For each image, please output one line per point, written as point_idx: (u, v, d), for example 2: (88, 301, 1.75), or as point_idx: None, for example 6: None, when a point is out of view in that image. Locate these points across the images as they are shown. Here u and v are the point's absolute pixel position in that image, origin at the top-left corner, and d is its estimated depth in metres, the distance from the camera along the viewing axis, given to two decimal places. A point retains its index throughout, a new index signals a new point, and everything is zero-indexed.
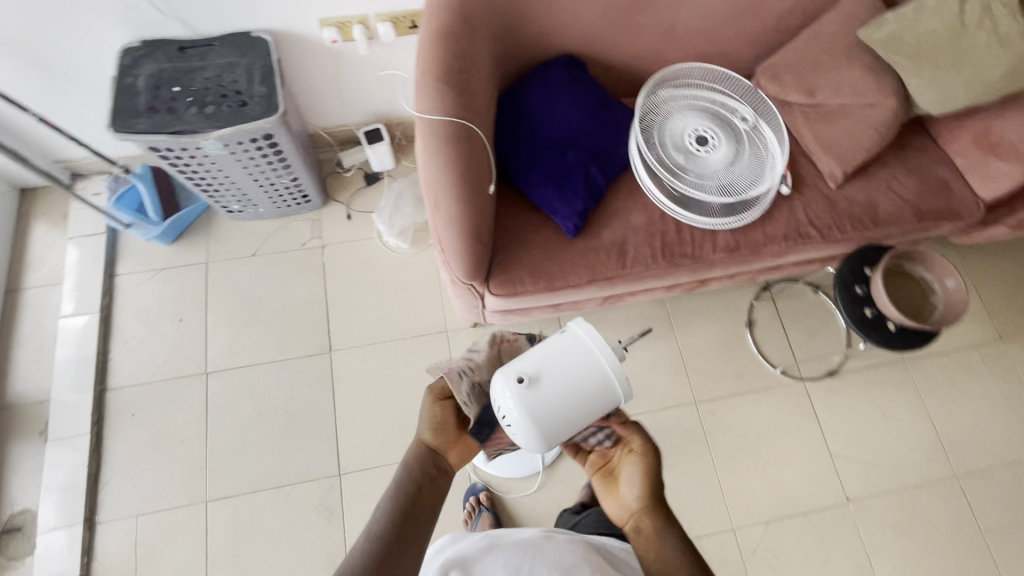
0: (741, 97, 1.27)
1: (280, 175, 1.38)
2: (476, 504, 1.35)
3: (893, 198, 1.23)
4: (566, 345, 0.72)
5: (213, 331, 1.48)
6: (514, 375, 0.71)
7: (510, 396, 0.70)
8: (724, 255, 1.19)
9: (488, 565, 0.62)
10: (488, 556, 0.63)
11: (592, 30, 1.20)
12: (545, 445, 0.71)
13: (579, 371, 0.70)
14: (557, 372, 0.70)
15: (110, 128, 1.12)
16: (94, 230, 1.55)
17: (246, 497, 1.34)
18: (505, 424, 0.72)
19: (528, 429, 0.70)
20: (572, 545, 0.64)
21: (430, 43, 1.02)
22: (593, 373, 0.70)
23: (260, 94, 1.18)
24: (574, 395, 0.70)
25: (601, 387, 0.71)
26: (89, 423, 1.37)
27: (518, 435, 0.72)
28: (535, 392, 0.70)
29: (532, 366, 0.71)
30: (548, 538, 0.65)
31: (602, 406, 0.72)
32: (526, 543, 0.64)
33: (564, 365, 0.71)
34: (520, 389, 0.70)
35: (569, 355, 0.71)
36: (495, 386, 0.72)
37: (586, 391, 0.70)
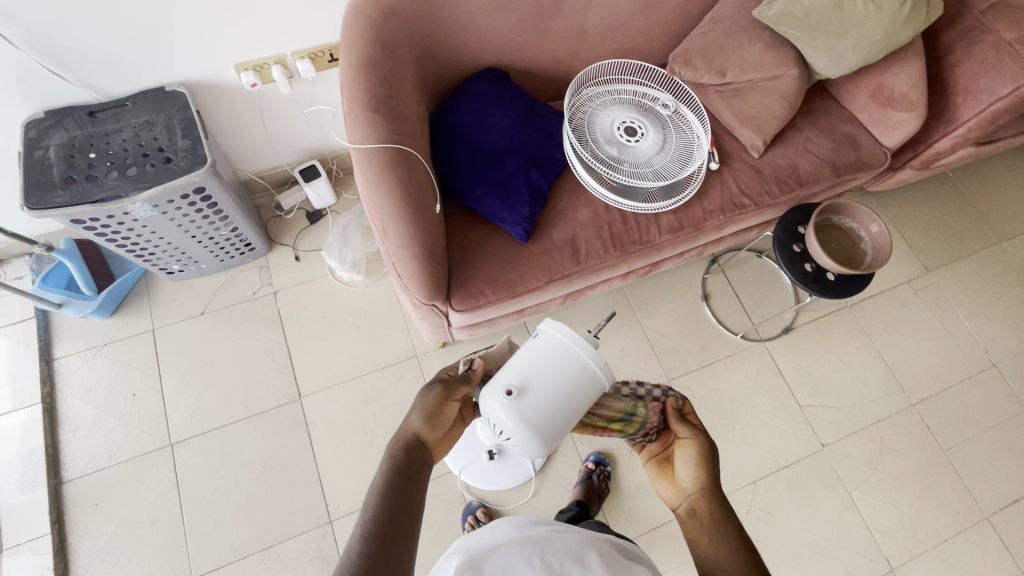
0: (658, 86, 1.34)
1: (219, 227, 1.34)
2: (475, 522, 1.32)
3: (810, 159, 1.33)
4: (544, 347, 0.74)
5: (172, 399, 1.41)
6: (501, 389, 0.71)
7: (503, 411, 0.70)
8: (670, 235, 1.25)
9: (497, 561, 0.58)
10: (495, 553, 0.60)
11: (509, 41, 1.23)
12: (549, 447, 0.72)
13: (563, 369, 0.72)
14: (541, 374, 0.72)
15: (25, 206, 1.06)
16: (22, 316, 1.45)
17: (234, 565, 1.28)
18: (504, 437, 0.72)
19: (527, 436, 0.71)
20: (579, 537, 0.62)
21: (353, 73, 1.02)
22: (576, 366, 0.73)
23: (184, 148, 1.15)
24: (564, 393, 0.71)
25: (587, 377, 0.73)
26: (48, 523, 1.27)
27: (519, 446, 0.73)
28: (528, 401, 0.71)
29: (515, 377, 0.72)
30: (559, 532, 0.63)
31: (590, 395, 0.74)
32: (534, 537, 0.62)
33: (548, 366, 0.72)
34: (511, 400, 0.70)
35: (550, 357, 0.73)
36: (485, 403, 0.72)
37: (573, 386, 0.72)
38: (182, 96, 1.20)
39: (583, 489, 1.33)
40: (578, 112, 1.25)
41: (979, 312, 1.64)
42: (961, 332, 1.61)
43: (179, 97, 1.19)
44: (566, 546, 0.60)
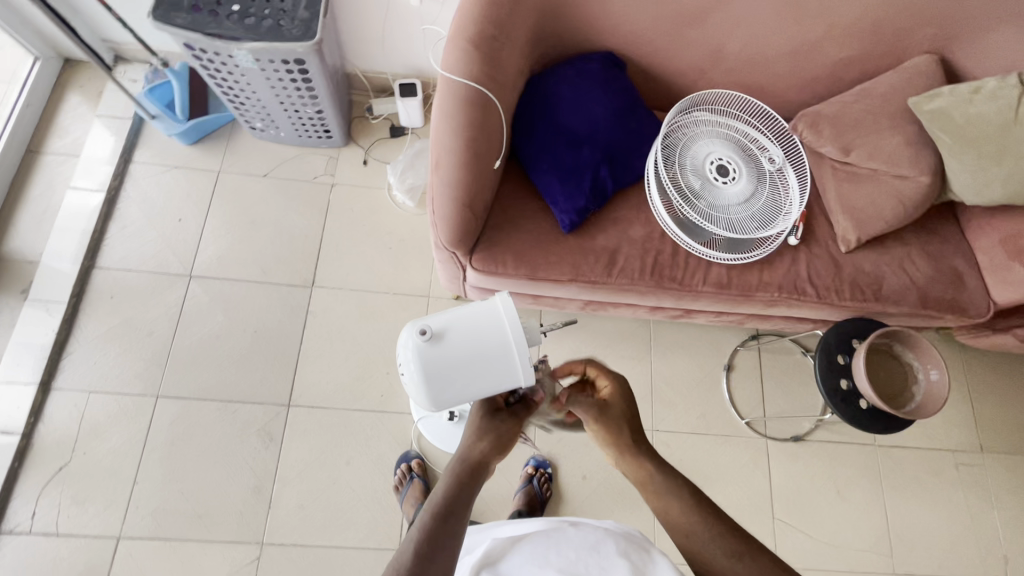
0: (773, 137, 1.23)
1: (305, 105, 1.40)
2: (408, 471, 1.34)
3: (901, 277, 1.19)
4: (480, 311, 0.71)
5: (206, 238, 1.50)
6: (420, 326, 0.69)
7: (410, 345, 0.69)
8: (713, 289, 1.17)
9: (514, 563, 0.70)
10: (512, 556, 0.71)
11: (640, 34, 1.17)
12: (433, 404, 0.69)
13: (484, 340, 0.68)
14: (463, 332, 0.69)
15: (151, 15, 1.14)
16: (123, 114, 1.59)
17: (195, 402, 1.37)
18: (403, 375, 0.71)
19: (418, 381, 0.68)
20: (598, 526, 0.73)
21: (471, 4, 1.01)
22: (499, 344, 0.68)
23: (301, 17, 1.19)
24: (472, 361, 0.68)
25: (504, 362, 0.68)
26: (69, 294, 1.41)
27: (410, 387, 0.70)
28: (435, 348, 0.68)
29: (436, 321, 0.69)
30: (573, 527, 0.72)
31: (499, 384, 0.69)
32: (554, 529, 0.73)
33: (472, 330, 0.69)
34: (422, 341, 0.68)
35: (479, 322, 0.69)
36: (402, 333, 0.71)
37: (485, 362, 0.68)
38: None
39: (524, 496, 1.31)
40: (677, 130, 1.18)
41: (1018, 518, 1.44)
42: (987, 528, 1.43)
43: None
44: (583, 535, 0.70)
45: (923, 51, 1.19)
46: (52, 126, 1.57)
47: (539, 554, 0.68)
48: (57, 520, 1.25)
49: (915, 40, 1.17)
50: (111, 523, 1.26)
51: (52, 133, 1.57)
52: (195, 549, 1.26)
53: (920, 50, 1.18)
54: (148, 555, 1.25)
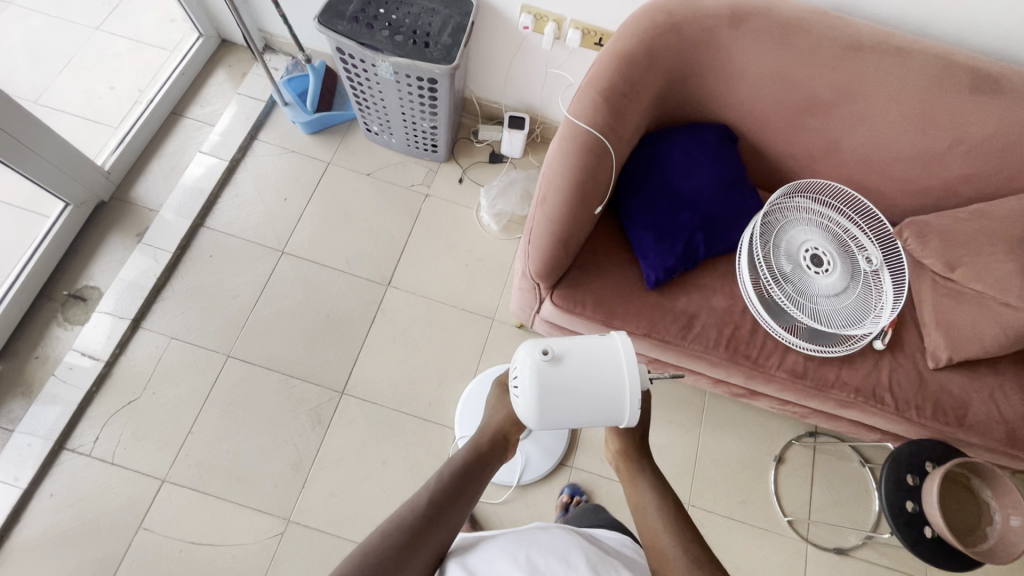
0: (875, 238, 1.21)
1: (424, 119, 1.49)
2: None
3: (989, 408, 1.14)
4: (600, 345, 0.72)
5: (304, 220, 1.61)
6: (541, 346, 0.71)
7: (529, 362, 0.71)
8: (786, 376, 1.16)
9: (483, 559, 0.70)
10: (483, 552, 0.72)
11: (758, 115, 1.20)
12: (538, 422, 0.71)
13: (600, 374, 0.70)
14: (580, 360, 0.71)
15: (317, 19, 1.27)
16: (258, 96, 1.75)
17: (259, 369, 1.44)
18: (514, 388, 0.73)
19: (530, 397, 0.70)
20: (575, 539, 0.71)
21: (607, 59, 1.07)
22: (613, 383, 0.70)
23: (444, 42, 1.29)
24: (584, 392, 0.70)
25: (614, 401, 0.70)
26: (176, 245, 1.53)
27: (518, 400, 0.73)
28: (553, 370, 0.70)
29: (557, 344, 0.72)
30: (547, 532, 0.73)
31: (604, 415, 0.71)
32: (530, 535, 0.73)
33: (591, 362, 0.71)
34: (541, 361, 0.70)
35: (599, 357, 0.71)
36: (521, 349, 0.73)
37: (595, 394, 0.70)
38: (470, 4, 1.33)
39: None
40: (778, 212, 1.19)
41: None
42: None
43: (467, 3, 1.33)
44: (556, 542, 0.70)
45: None
46: (197, 96, 1.75)
47: (509, 553, 0.68)
48: (115, 449, 1.33)
49: None
50: (159, 465, 1.33)
51: (196, 101, 1.74)
52: (227, 510, 1.31)
53: None
54: (185, 504, 1.30)
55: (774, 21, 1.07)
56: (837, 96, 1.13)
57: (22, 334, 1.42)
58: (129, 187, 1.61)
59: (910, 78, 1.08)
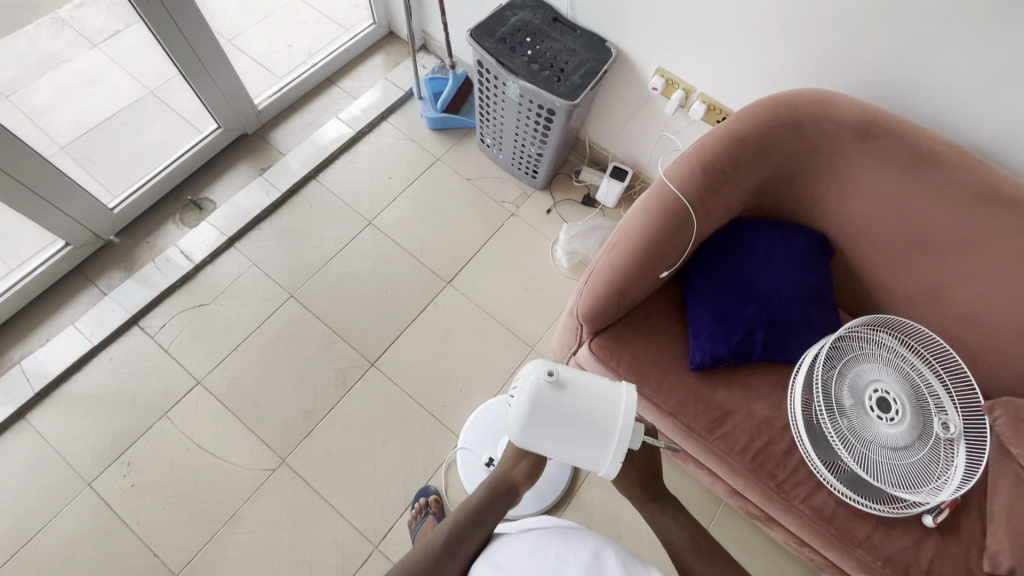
0: (960, 405, 1.08)
1: (533, 145, 1.57)
2: (423, 506, 1.32)
3: None
4: (604, 389, 0.77)
5: (398, 201, 1.73)
6: (549, 369, 0.76)
7: (533, 378, 0.76)
8: (809, 513, 1.06)
9: (513, 557, 0.80)
10: (511, 551, 0.82)
11: (863, 235, 1.14)
12: (520, 437, 0.76)
13: (594, 415, 0.74)
14: (580, 395, 0.75)
15: (470, 32, 1.39)
16: (401, 85, 1.93)
17: (312, 317, 1.55)
18: (512, 397, 0.78)
19: (523, 410, 0.75)
20: (605, 539, 0.81)
21: (720, 135, 1.07)
22: (603, 425, 0.74)
23: (573, 81, 1.36)
24: (573, 424, 0.74)
25: (598, 442, 0.74)
26: (287, 188, 1.71)
27: (511, 410, 0.77)
28: (553, 394, 0.75)
29: (565, 372, 0.76)
30: (574, 532, 0.83)
31: (585, 454, 0.75)
32: (561, 532, 0.83)
33: (588, 398, 0.75)
34: (544, 381, 0.75)
35: (598, 396, 0.76)
36: (531, 364, 0.78)
37: (583, 430, 0.74)
38: (609, 54, 1.40)
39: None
40: (855, 339, 1.10)
41: None
42: None
43: (607, 53, 1.40)
44: (585, 543, 0.80)
45: None
46: (352, 71, 1.97)
47: (538, 549, 0.79)
48: (173, 341, 1.49)
49: None
50: (201, 368, 1.46)
51: (350, 76, 1.95)
52: (237, 429, 1.40)
53: None
54: (207, 411, 1.42)
55: (907, 144, 1.02)
56: (957, 241, 1.04)
57: (144, 220, 1.65)
58: (271, 129, 1.83)
59: None
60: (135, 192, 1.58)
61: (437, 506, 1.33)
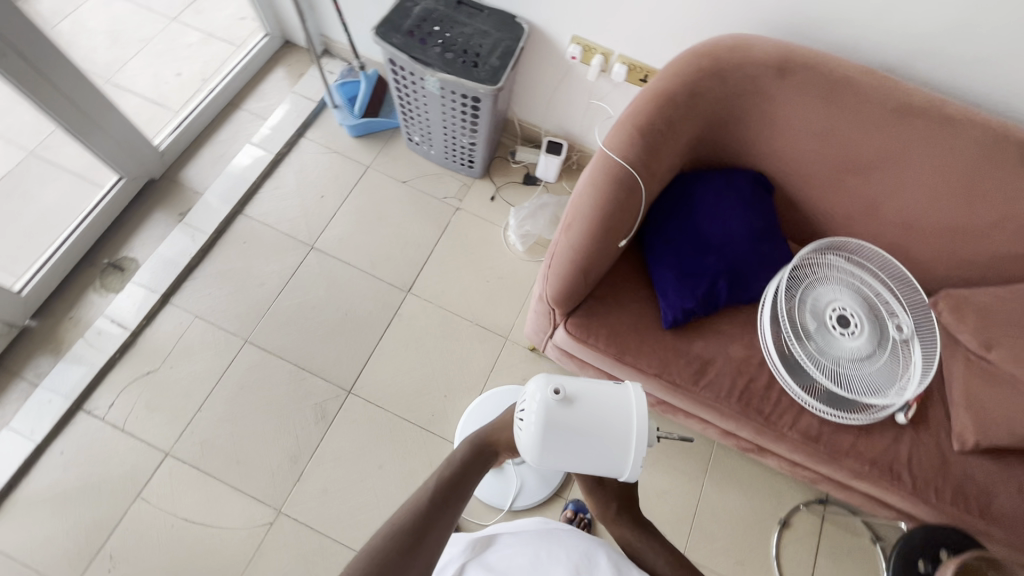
0: (908, 306, 1.17)
1: (464, 135, 1.52)
2: None
3: (1017, 502, 1.06)
4: (614, 394, 0.71)
5: (336, 219, 1.65)
6: (554, 384, 0.70)
7: (539, 397, 0.70)
8: (798, 438, 1.12)
9: (506, 558, 0.82)
10: (502, 552, 0.83)
11: (797, 168, 1.18)
12: (537, 462, 0.69)
13: (610, 425, 0.68)
14: (591, 406, 0.69)
15: (374, 30, 1.32)
16: (311, 96, 1.82)
17: (273, 358, 1.47)
18: (519, 421, 0.72)
19: (535, 433, 0.69)
20: (592, 535, 0.85)
21: (650, 97, 1.08)
22: (621, 436, 0.68)
23: (492, 64, 1.32)
24: (590, 441, 0.68)
25: (619, 454, 0.68)
26: (214, 228, 1.60)
27: (520, 435, 0.71)
28: (563, 411, 0.69)
29: (571, 385, 0.70)
30: (562, 532, 0.86)
31: (607, 466, 0.69)
32: (550, 532, 0.87)
33: (602, 410, 0.69)
34: (552, 398, 0.69)
35: (611, 404, 0.70)
36: (533, 381, 0.72)
37: (602, 443, 0.68)
38: (521, 30, 1.37)
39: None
40: (807, 267, 1.16)
41: None
42: None
43: (519, 30, 1.37)
44: (574, 541, 0.83)
45: None
46: (255, 90, 1.84)
47: (532, 550, 0.81)
48: (127, 417, 1.37)
49: None
50: (166, 438, 1.36)
51: (253, 95, 1.82)
52: (222, 492, 1.33)
53: None
54: (184, 480, 1.33)
55: (822, 75, 1.06)
56: (881, 157, 1.10)
57: (60, 294, 1.49)
58: (180, 168, 1.69)
59: (959, 147, 1.05)
60: (42, 267, 1.43)
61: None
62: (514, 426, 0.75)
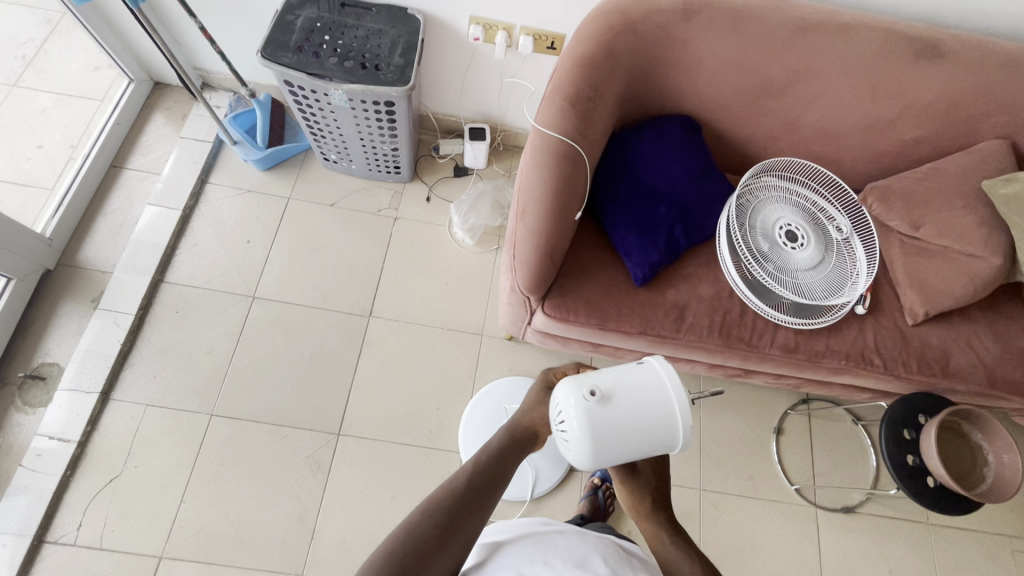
0: (841, 208, 1.25)
1: (384, 142, 1.45)
2: None
3: (969, 354, 1.19)
4: (642, 374, 0.71)
5: (271, 261, 1.54)
6: (586, 387, 0.69)
7: (575, 404, 0.69)
8: (780, 353, 1.18)
9: (500, 562, 0.70)
10: (497, 556, 0.72)
11: (718, 102, 1.22)
12: (593, 465, 0.69)
13: (650, 406, 0.69)
14: (628, 395, 0.69)
15: (259, 53, 1.21)
16: (202, 137, 1.66)
17: (247, 423, 1.37)
18: (562, 432, 0.71)
19: (583, 441, 0.68)
20: (596, 543, 0.72)
21: (570, 65, 1.06)
22: (665, 414, 0.69)
23: (396, 64, 1.25)
24: (637, 430, 0.68)
25: (666, 432, 0.69)
26: (138, 306, 1.44)
27: (568, 446, 0.70)
28: (603, 410, 0.68)
29: (601, 382, 0.70)
30: (562, 534, 0.74)
31: (658, 444, 0.70)
32: (545, 535, 0.74)
33: (639, 395, 0.69)
34: (589, 402, 0.68)
35: (643, 386, 0.70)
36: (563, 390, 0.71)
37: (648, 426, 0.69)
38: (416, 22, 1.30)
39: (587, 504, 1.32)
40: (750, 194, 1.20)
41: None
42: None
43: (414, 22, 1.30)
44: (574, 546, 0.71)
45: (995, 136, 1.21)
46: (136, 145, 1.65)
47: (527, 556, 0.69)
48: (102, 534, 1.24)
49: (987, 124, 1.20)
50: (154, 542, 1.24)
51: (136, 151, 1.64)
52: None
53: (994, 133, 1.21)
54: None
55: (724, 10, 1.09)
56: (791, 76, 1.16)
57: None
58: (76, 251, 1.51)
59: (857, 51, 1.11)
60: None
61: None
62: (556, 437, 0.74)
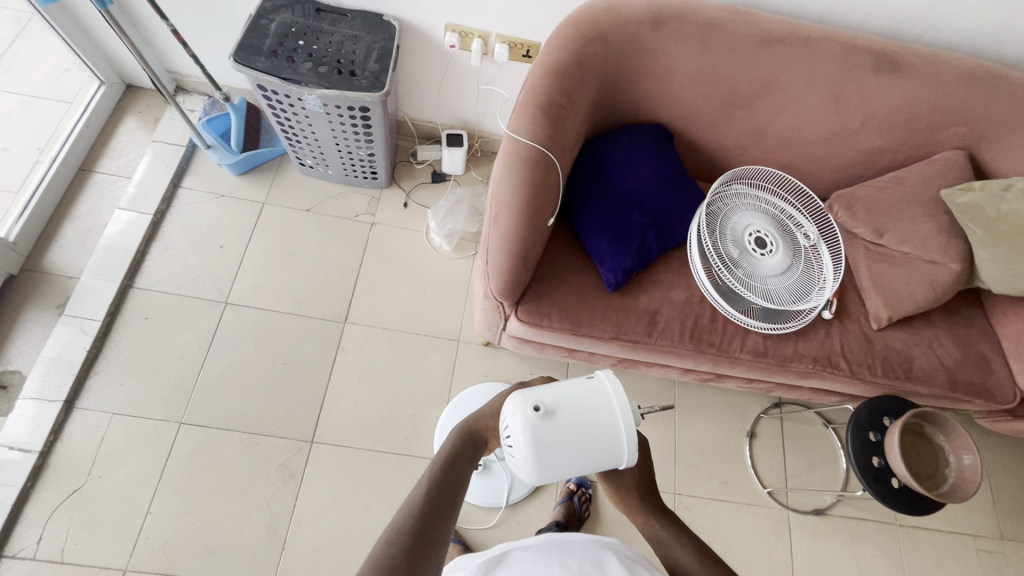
0: (808, 215, 1.28)
1: (359, 148, 1.45)
2: None
3: (931, 358, 1.23)
4: (589, 390, 0.71)
5: (245, 267, 1.52)
6: (532, 401, 0.69)
7: (521, 419, 0.69)
8: (750, 357, 1.20)
9: (515, 566, 0.69)
10: (511, 559, 0.71)
11: (688, 111, 1.25)
12: (537, 479, 0.69)
13: (595, 422, 0.69)
14: (572, 411, 0.69)
15: (232, 57, 1.20)
16: (176, 141, 1.64)
17: (217, 431, 1.35)
18: (508, 445, 0.71)
19: (527, 455, 0.68)
20: (609, 544, 0.73)
21: (542, 73, 1.08)
22: (610, 430, 0.69)
23: (371, 69, 1.25)
24: (582, 446, 0.68)
25: (612, 448, 0.69)
26: (105, 312, 1.41)
27: (514, 460, 0.70)
28: (547, 425, 0.68)
29: (548, 397, 0.70)
30: (575, 537, 0.74)
31: (603, 460, 0.70)
32: (558, 540, 0.74)
33: (584, 411, 0.69)
34: (534, 416, 0.68)
35: (590, 401, 0.70)
36: (510, 405, 0.71)
37: (593, 441, 0.69)
38: (393, 28, 1.31)
39: (563, 510, 1.32)
40: (720, 201, 1.22)
41: None
42: None
43: (390, 28, 1.31)
44: (588, 548, 0.71)
45: (953, 146, 1.26)
46: (106, 148, 1.62)
47: (542, 560, 0.68)
48: (63, 547, 1.20)
49: (945, 136, 1.24)
50: (118, 555, 1.21)
51: (106, 154, 1.61)
52: None
53: (952, 144, 1.25)
54: None
55: (692, 22, 1.12)
56: (757, 87, 1.19)
57: None
58: (41, 256, 1.47)
59: (820, 63, 1.15)
60: None
61: (452, 531, 1.32)
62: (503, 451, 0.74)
